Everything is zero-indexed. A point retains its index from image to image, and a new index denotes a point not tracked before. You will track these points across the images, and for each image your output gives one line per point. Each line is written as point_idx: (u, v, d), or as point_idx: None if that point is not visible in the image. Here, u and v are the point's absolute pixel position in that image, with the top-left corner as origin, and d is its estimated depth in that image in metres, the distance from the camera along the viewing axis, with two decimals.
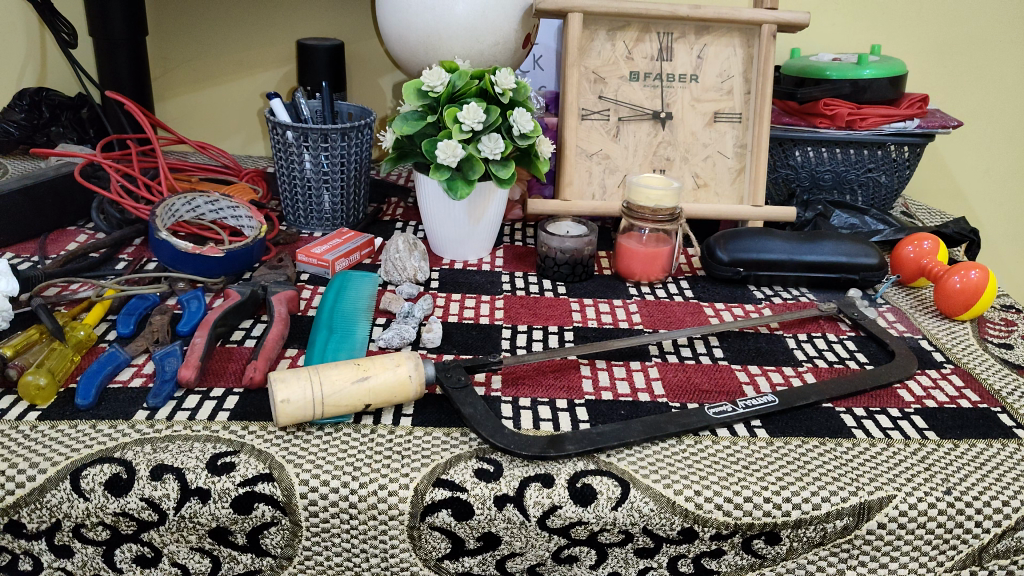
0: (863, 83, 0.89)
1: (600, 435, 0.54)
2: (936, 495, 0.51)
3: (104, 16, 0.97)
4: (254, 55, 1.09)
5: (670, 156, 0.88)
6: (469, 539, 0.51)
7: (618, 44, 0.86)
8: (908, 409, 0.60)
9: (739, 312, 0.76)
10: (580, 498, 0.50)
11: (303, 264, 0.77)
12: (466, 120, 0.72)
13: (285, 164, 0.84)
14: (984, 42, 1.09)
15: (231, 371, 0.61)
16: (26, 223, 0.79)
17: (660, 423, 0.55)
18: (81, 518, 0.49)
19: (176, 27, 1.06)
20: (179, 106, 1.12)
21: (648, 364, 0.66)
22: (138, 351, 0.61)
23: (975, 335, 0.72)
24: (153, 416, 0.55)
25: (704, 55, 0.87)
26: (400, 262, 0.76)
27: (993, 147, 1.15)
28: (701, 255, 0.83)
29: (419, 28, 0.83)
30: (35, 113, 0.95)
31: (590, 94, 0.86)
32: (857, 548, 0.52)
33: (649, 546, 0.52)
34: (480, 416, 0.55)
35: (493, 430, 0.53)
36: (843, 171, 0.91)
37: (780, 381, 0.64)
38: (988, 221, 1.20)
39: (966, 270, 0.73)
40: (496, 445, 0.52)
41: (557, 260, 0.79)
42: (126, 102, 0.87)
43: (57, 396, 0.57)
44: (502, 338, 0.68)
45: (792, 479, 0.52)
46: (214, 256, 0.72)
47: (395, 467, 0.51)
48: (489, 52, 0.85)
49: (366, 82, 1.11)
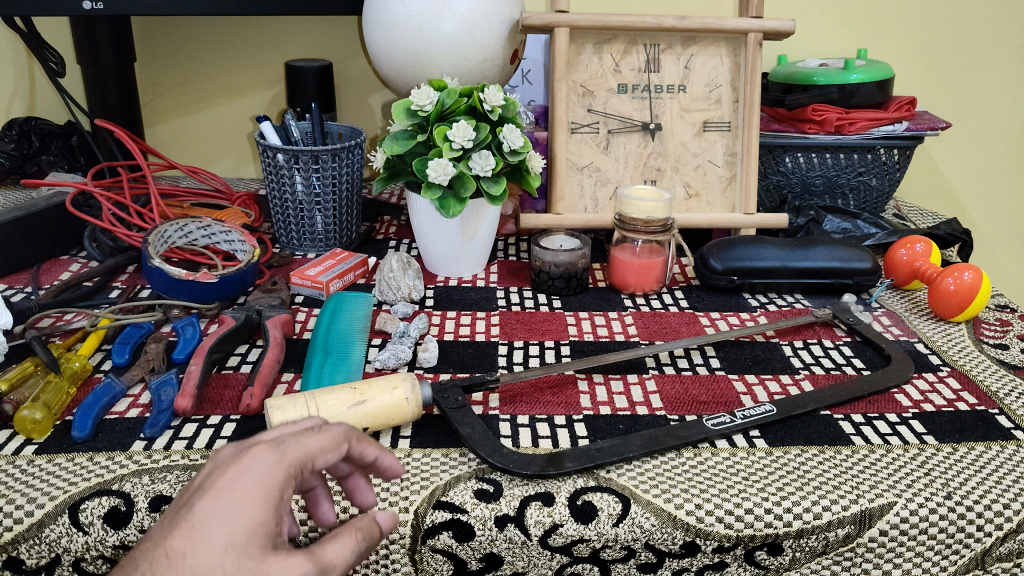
0: (850, 88, 0.90)
1: (599, 451, 0.54)
2: (938, 500, 0.51)
3: (92, 44, 0.97)
4: (243, 77, 1.09)
5: (660, 166, 0.88)
6: (471, 560, 0.51)
7: (605, 57, 0.86)
8: (907, 414, 0.60)
9: (735, 320, 0.76)
10: (581, 515, 0.50)
11: (297, 286, 0.77)
12: (456, 138, 0.73)
13: (277, 186, 0.83)
14: (969, 42, 1.09)
15: (228, 399, 0.61)
16: (19, 254, 0.79)
17: (659, 437, 0.55)
18: (81, 552, 0.50)
19: (164, 52, 1.07)
20: (169, 131, 1.12)
21: (645, 376, 0.66)
22: (134, 381, 0.61)
23: (971, 336, 0.72)
24: (150, 446, 0.55)
25: (692, 65, 0.87)
26: (395, 281, 0.76)
27: (983, 145, 1.15)
28: (696, 265, 0.83)
29: (406, 47, 0.83)
30: (26, 142, 0.96)
31: (579, 107, 0.86)
32: (860, 556, 0.52)
33: (651, 561, 0.51)
34: (478, 435, 0.54)
35: (492, 450, 0.53)
36: (834, 176, 0.91)
37: (778, 390, 0.64)
38: (980, 219, 1.21)
39: (960, 272, 0.73)
40: (495, 465, 0.52)
41: (552, 274, 0.79)
42: (115, 130, 0.87)
43: (54, 429, 0.57)
44: (499, 355, 0.68)
45: (793, 488, 0.52)
46: (208, 282, 0.72)
47: (394, 491, 0.51)
48: (478, 69, 0.85)
49: (355, 100, 1.11)
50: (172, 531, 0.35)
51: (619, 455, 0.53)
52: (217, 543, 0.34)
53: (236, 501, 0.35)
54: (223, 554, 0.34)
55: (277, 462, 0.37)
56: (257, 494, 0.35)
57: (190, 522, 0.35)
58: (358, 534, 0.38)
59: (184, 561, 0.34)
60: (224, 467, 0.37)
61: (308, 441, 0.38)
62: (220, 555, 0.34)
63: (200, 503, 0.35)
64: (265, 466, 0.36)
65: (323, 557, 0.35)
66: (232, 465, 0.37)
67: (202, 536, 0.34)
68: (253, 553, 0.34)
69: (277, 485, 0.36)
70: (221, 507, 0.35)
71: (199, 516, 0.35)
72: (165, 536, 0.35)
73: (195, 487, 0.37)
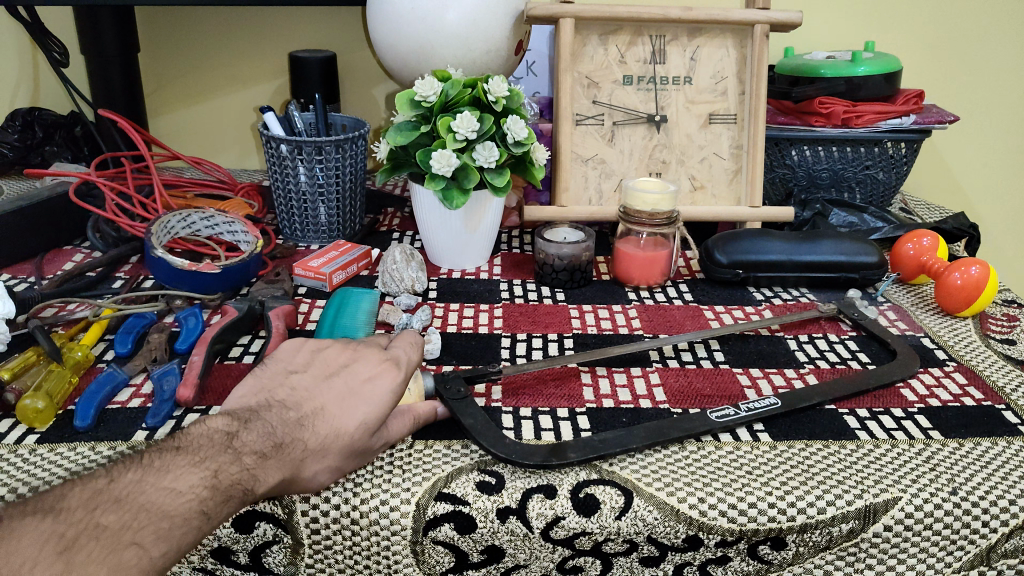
0: (857, 80, 0.89)
1: (602, 442, 0.53)
2: (943, 496, 0.51)
3: (96, 33, 0.96)
4: (247, 68, 1.09)
5: (666, 159, 0.88)
6: (473, 552, 0.50)
7: (611, 48, 0.85)
8: (912, 409, 0.60)
9: (739, 314, 0.75)
10: (583, 508, 0.50)
11: (300, 277, 0.77)
12: (459, 129, 0.72)
13: (281, 178, 0.83)
14: (977, 35, 1.08)
15: (229, 389, 0.61)
16: (23, 245, 0.79)
17: (664, 429, 0.55)
18: None
19: (169, 42, 1.06)
20: (174, 121, 1.12)
21: (649, 369, 0.65)
22: (136, 370, 0.61)
23: (978, 331, 0.72)
24: (152, 436, 0.55)
25: (697, 57, 0.86)
26: (398, 273, 0.76)
27: (989, 139, 1.15)
28: (700, 258, 0.82)
29: (410, 38, 0.83)
30: (29, 133, 0.96)
31: (583, 99, 0.86)
32: (864, 551, 0.51)
33: (654, 554, 0.51)
34: (480, 426, 0.54)
35: (495, 440, 0.53)
36: (840, 169, 0.90)
37: (782, 383, 0.64)
38: (987, 214, 1.20)
39: (966, 266, 0.73)
40: (497, 457, 0.52)
41: (555, 267, 0.78)
42: (118, 119, 0.85)
43: (56, 418, 0.57)
44: (501, 347, 0.68)
45: (796, 483, 0.52)
46: (210, 273, 0.71)
47: (395, 483, 0.51)
48: (482, 60, 0.85)
49: (360, 92, 1.11)
50: (329, 398, 0.51)
51: (622, 445, 0.53)
52: (356, 415, 0.50)
53: (372, 396, 0.51)
54: (356, 426, 0.49)
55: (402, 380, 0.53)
56: (384, 392, 0.52)
57: (338, 399, 0.51)
58: (415, 414, 0.54)
59: (332, 423, 0.49)
60: (365, 368, 0.53)
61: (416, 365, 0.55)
62: (355, 428, 0.49)
63: (347, 388, 0.51)
64: (392, 380, 0.52)
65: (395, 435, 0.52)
66: (370, 370, 0.53)
67: (347, 411, 0.50)
68: (370, 434, 0.50)
69: (397, 395, 0.52)
70: (361, 395, 0.51)
71: (346, 397, 0.51)
72: (321, 398, 0.51)
73: (341, 372, 0.53)
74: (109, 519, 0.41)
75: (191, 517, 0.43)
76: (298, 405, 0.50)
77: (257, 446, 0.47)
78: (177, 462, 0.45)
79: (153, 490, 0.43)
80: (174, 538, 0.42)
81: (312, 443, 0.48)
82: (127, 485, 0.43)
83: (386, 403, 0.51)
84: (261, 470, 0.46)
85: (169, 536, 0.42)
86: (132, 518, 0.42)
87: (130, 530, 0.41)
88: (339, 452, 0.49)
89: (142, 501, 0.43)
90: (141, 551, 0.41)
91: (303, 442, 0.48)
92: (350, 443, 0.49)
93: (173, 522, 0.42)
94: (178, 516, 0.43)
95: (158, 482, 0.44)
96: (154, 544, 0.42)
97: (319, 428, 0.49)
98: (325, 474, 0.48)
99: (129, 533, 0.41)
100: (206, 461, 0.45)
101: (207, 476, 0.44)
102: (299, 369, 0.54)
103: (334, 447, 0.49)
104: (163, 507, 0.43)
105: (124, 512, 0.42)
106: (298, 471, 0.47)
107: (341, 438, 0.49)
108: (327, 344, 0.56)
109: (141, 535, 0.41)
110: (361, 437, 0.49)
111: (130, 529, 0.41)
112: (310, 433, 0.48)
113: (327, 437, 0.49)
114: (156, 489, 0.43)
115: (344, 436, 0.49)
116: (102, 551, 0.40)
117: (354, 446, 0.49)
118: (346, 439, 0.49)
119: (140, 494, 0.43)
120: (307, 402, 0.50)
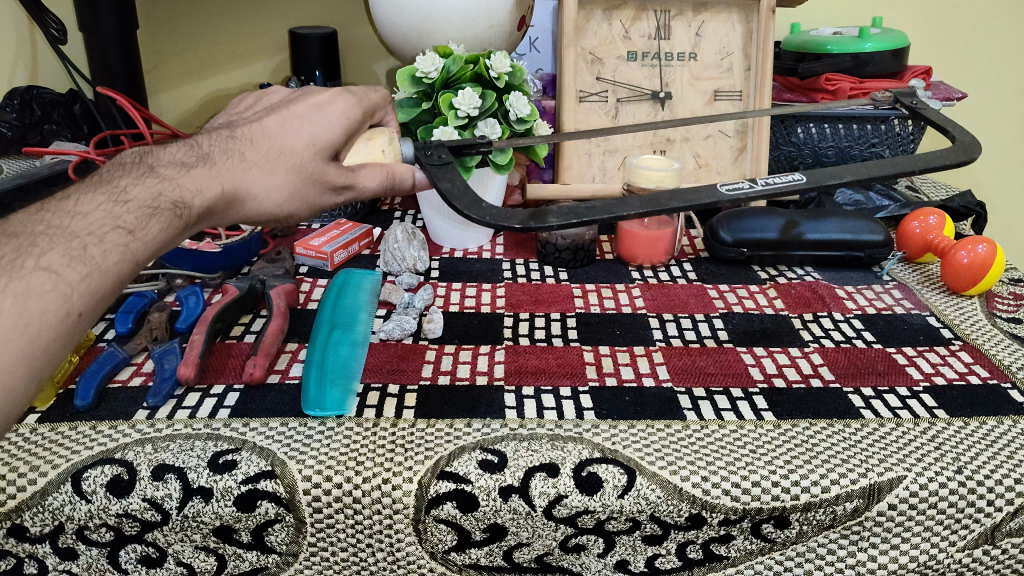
0: (865, 57, 0.87)
1: (589, 208, 0.50)
2: (947, 474, 0.51)
3: (93, 11, 0.95)
4: (247, 46, 1.08)
5: (670, 136, 0.87)
6: (475, 531, 0.50)
7: (615, 24, 0.84)
8: (917, 388, 0.60)
9: (744, 293, 0.75)
10: (585, 486, 0.50)
11: (301, 256, 0.77)
12: (461, 106, 0.71)
13: None
14: (988, 12, 1.07)
15: (230, 369, 0.61)
16: None
17: (659, 197, 0.50)
18: (84, 520, 0.49)
19: (166, 18, 1.05)
20: (173, 99, 1.10)
21: (653, 348, 0.65)
22: (136, 351, 0.62)
23: (984, 309, 0.71)
24: (152, 416, 0.55)
25: (703, 32, 0.85)
26: (399, 252, 0.75)
27: (994, 119, 1.14)
28: (705, 236, 0.82)
29: (411, 14, 0.82)
30: (27, 112, 0.95)
31: (587, 75, 0.85)
32: (869, 531, 0.51)
33: (657, 533, 0.51)
34: (457, 190, 0.52)
35: (470, 204, 0.50)
36: (845, 147, 0.87)
37: (787, 362, 0.63)
38: (992, 193, 1.19)
39: (973, 244, 0.71)
40: (472, 218, 0.49)
41: (558, 246, 0.78)
42: (117, 97, 0.84)
43: (57, 397, 0.57)
44: (504, 326, 0.68)
45: (801, 461, 0.51)
46: (210, 251, 0.72)
47: (398, 461, 0.51)
48: (485, 36, 0.84)
49: (361, 69, 1.11)
50: (273, 117, 0.50)
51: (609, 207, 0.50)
52: (303, 137, 0.49)
53: (322, 119, 0.51)
54: (306, 147, 0.49)
55: (354, 108, 0.52)
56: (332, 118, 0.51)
57: (284, 117, 0.50)
58: (391, 170, 0.53)
59: (277, 139, 0.49)
60: (312, 95, 0.52)
61: (373, 102, 0.54)
62: (305, 148, 0.49)
63: (292, 109, 0.51)
64: (344, 110, 0.52)
65: (358, 177, 0.52)
66: (320, 99, 0.52)
67: (293, 130, 0.50)
68: (322, 156, 0.50)
69: (347, 121, 0.51)
70: (307, 118, 0.50)
71: (290, 117, 0.50)
72: (267, 117, 0.50)
73: (288, 103, 0.52)
74: (5, 251, 0.40)
75: (107, 234, 0.42)
76: (239, 126, 0.50)
77: (177, 160, 0.47)
78: (81, 190, 0.44)
79: (55, 216, 0.42)
80: (91, 261, 0.41)
81: (251, 155, 0.48)
82: (52, 224, 0.42)
83: (336, 129, 0.51)
84: (185, 179, 0.46)
85: (82, 258, 0.41)
86: (32, 245, 0.41)
87: (32, 256, 0.40)
88: (286, 171, 0.48)
89: (42, 229, 0.42)
90: (52, 276, 0.40)
91: (240, 154, 0.48)
92: (298, 160, 0.49)
93: (82, 242, 0.41)
94: (89, 237, 0.42)
95: (62, 209, 0.43)
96: (67, 269, 0.40)
97: (262, 141, 0.49)
98: (279, 191, 0.48)
99: (33, 260, 0.40)
100: (117, 182, 0.45)
101: (116, 195, 0.44)
102: (245, 112, 0.54)
103: (280, 165, 0.48)
104: (73, 230, 0.42)
105: (22, 242, 0.41)
106: (230, 192, 0.47)
107: (291, 164, 0.49)
108: (276, 92, 0.57)
109: (47, 260, 0.40)
110: (312, 158, 0.49)
111: (30, 256, 0.40)
112: (253, 147, 0.49)
113: (270, 152, 0.48)
114: (59, 216, 0.42)
115: (289, 154, 0.49)
116: (4, 281, 0.39)
117: (306, 166, 0.49)
118: (294, 159, 0.49)
119: (39, 223, 0.42)
120: (249, 128, 0.50)
